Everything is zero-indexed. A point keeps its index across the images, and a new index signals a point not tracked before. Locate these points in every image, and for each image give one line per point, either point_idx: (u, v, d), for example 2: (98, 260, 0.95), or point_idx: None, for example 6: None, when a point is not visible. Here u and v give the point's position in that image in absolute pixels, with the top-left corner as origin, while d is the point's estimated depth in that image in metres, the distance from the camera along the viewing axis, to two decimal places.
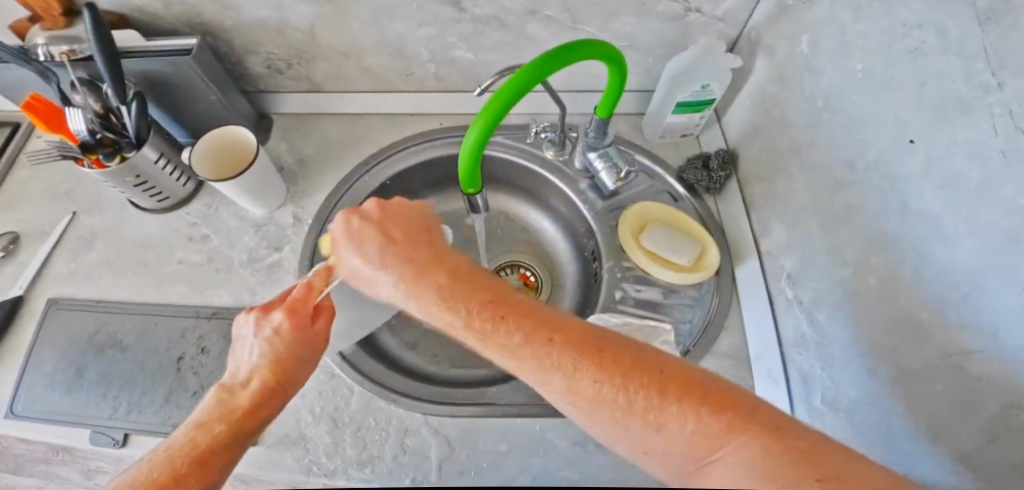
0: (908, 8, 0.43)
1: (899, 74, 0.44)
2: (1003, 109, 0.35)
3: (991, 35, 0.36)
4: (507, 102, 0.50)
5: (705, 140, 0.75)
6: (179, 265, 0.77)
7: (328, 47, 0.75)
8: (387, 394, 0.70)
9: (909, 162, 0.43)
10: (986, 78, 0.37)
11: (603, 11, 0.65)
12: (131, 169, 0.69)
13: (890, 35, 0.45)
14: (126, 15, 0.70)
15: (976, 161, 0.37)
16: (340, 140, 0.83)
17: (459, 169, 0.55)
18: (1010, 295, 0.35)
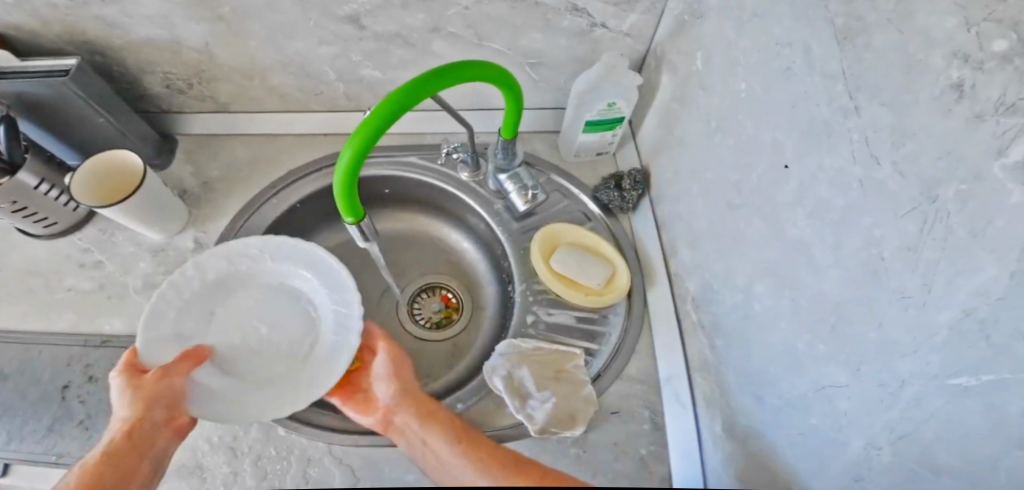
0: (780, 26, 0.42)
1: (776, 94, 0.43)
2: (860, 135, 0.35)
3: (848, 55, 0.35)
4: (382, 124, 0.47)
5: (620, 158, 0.74)
6: (69, 292, 0.72)
7: (228, 65, 0.71)
8: (289, 421, 0.63)
9: (785, 187, 0.42)
10: (846, 101, 0.36)
11: (508, 27, 0.62)
12: (6, 194, 0.64)
13: (767, 54, 0.44)
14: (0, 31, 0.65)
15: (838, 189, 0.37)
16: (247, 162, 0.79)
17: (336, 196, 0.52)
18: (869, 331, 0.34)
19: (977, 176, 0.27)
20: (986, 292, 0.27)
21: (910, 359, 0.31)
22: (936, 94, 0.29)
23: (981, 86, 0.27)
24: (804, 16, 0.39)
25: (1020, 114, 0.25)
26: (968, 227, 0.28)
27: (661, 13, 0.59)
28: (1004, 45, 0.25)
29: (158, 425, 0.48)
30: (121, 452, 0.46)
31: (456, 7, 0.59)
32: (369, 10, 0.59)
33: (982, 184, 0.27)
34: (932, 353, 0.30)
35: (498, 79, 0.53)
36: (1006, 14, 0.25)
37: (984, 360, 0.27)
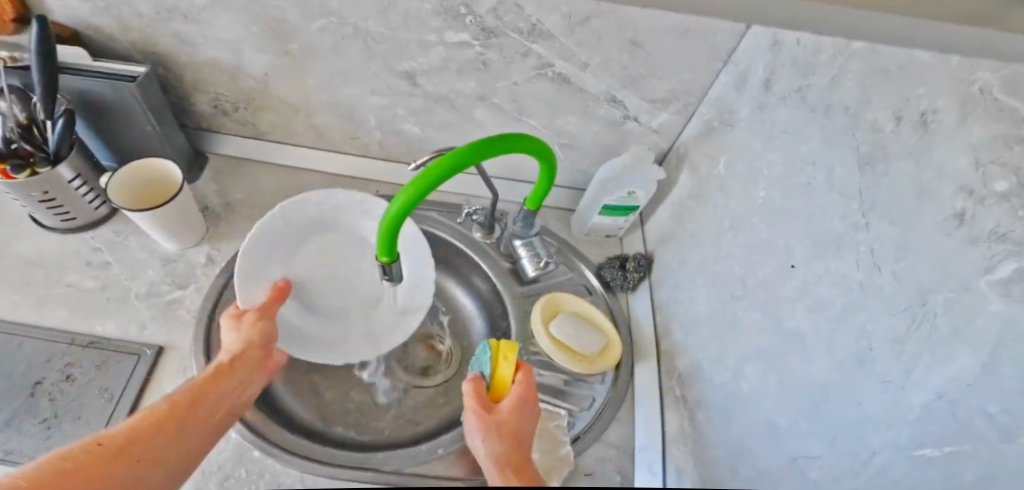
0: (807, 146, 0.47)
1: (795, 205, 0.47)
2: (867, 247, 0.39)
3: (867, 179, 0.40)
4: (435, 182, 0.50)
5: (629, 241, 0.77)
6: (67, 288, 0.71)
7: (279, 97, 0.76)
8: (267, 445, 0.59)
9: (790, 284, 0.46)
10: (858, 218, 0.40)
11: (548, 107, 0.67)
12: (41, 183, 0.67)
13: (791, 167, 0.49)
14: (80, 31, 0.70)
15: (840, 292, 0.41)
16: (272, 190, 0.83)
17: (378, 236, 0.55)
18: (846, 407, 0.38)
19: (966, 287, 0.32)
20: (956, 378, 0.32)
21: (884, 432, 0.35)
22: (940, 218, 0.34)
23: (980, 216, 0.32)
24: (831, 141, 0.44)
25: (1008, 242, 0.31)
26: (950, 325, 0.33)
27: (691, 115, 0.64)
28: (1006, 185, 0.32)
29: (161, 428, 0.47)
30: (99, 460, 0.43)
31: (506, 81, 0.65)
32: (426, 70, 0.66)
33: (968, 292, 0.32)
34: (903, 427, 0.34)
35: (536, 151, 0.57)
36: (1015, 161, 0.31)
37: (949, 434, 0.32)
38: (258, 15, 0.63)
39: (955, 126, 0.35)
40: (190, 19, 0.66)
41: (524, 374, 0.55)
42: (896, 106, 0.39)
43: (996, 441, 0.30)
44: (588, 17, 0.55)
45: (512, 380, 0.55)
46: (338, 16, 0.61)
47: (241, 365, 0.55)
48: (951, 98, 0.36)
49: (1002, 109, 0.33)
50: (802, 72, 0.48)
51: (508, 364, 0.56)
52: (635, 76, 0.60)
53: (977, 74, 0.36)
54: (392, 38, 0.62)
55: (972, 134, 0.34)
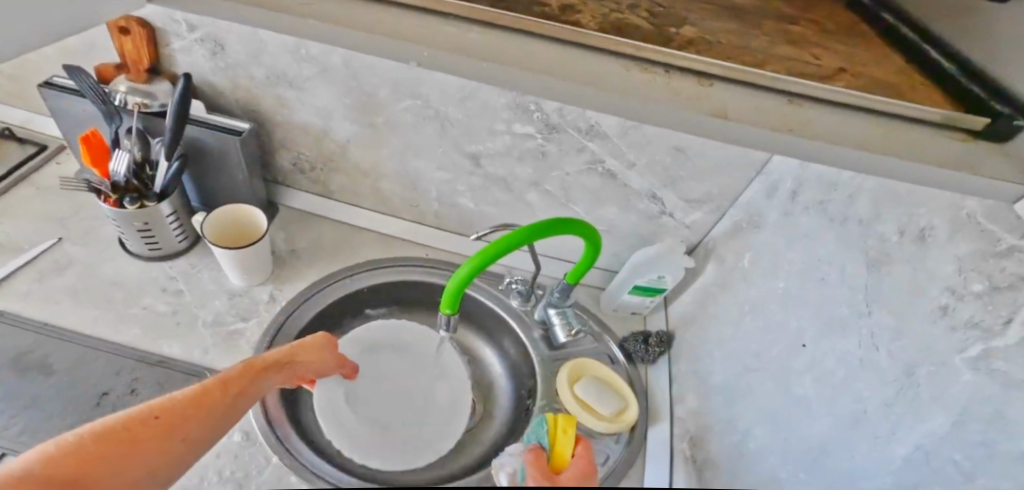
0: (823, 248, 0.54)
1: (809, 295, 0.55)
2: (869, 331, 0.49)
3: (873, 276, 0.49)
4: (500, 252, 0.58)
5: (652, 318, 0.84)
6: (143, 310, 0.79)
7: (355, 162, 0.88)
8: (304, 472, 0.66)
9: (799, 360, 0.54)
10: (862, 307, 0.50)
11: (593, 196, 0.76)
12: (143, 215, 0.78)
13: (808, 266, 0.56)
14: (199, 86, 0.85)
15: (841, 363, 0.51)
16: (333, 244, 0.93)
17: (444, 292, 0.63)
18: (841, 461, 0.49)
19: (943, 363, 0.43)
20: None
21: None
22: (927, 310, 0.45)
23: (960, 309, 0.43)
24: (846, 244, 0.52)
25: (979, 329, 0.41)
26: (931, 393, 0.44)
27: (722, 215, 0.72)
28: (981, 287, 0.42)
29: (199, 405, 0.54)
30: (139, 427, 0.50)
31: (559, 171, 0.75)
32: (490, 154, 0.77)
33: (946, 367, 0.43)
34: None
35: (590, 238, 0.66)
36: (988, 270, 0.41)
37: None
38: (354, 89, 0.77)
39: (945, 241, 0.45)
40: (294, 86, 0.80)
41: (583, 447, 0.63)
42: (901, 222, 0.48)
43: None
44: (641, 124, 0.65)
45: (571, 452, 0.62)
46: (423, 99, 0.74)
47: (260, 368, 0.60)
48: (943, 219, 0.46)
49: (984, 232, 0.43)
50: (826, 187, 0.55)
51: (568, 437, 0.64)
52: (675, 177, 0.69)
53: (967, 202, 0.45)
54: (466, 123, 0.74)
55: (959, 248, 0.44)
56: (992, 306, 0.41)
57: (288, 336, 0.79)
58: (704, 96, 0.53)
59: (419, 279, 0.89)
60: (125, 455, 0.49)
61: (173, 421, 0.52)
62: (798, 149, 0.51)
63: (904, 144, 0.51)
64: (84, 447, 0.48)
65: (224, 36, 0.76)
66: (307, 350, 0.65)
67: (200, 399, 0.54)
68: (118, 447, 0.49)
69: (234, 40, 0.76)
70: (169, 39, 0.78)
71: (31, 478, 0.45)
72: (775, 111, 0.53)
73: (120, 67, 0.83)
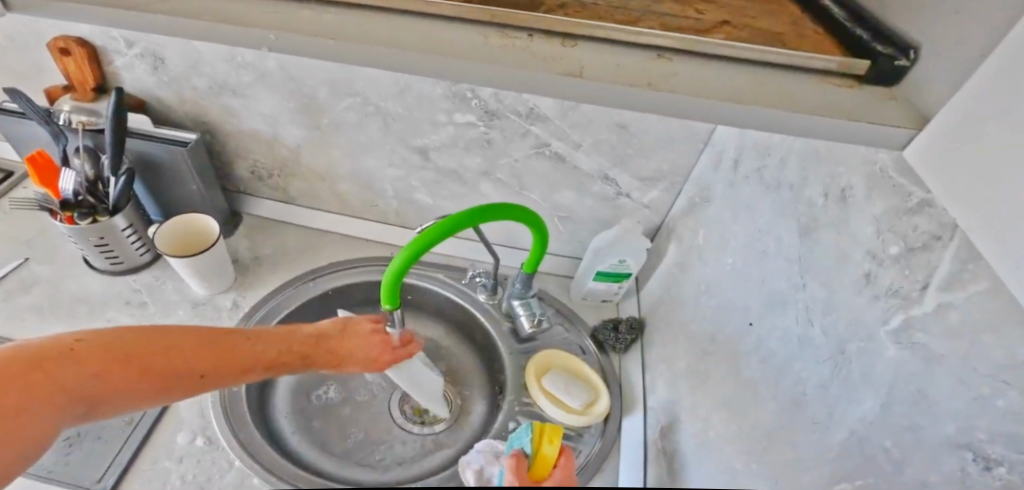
0: (761, 218, 0.51)
1: (754, 271, 0.51)
2: (806, 306, 0.42)
3: (805, 245, 0.43)
4: (432, 240, 0.57)
5: (623, 305, 0.81)
6: (106, 323, 0.76)
7: (308, 166, 0.85)
8: (268, 474, 0.61)
9: (748, 339, 0.50)
10: (799, 280, 0.43)
11: (547, 182, 0.75)
12: (98, 230, 0.75)
13: (753, 239, 0.52)
14: (146, 101, 0.81)
15: (784, 343, 0.44)
16: (296, 248, 0.89)
17: (382, 286, 0.62)
18: None
19: (870, 337, 0.35)
20: (864, 417, 0.35)
21: (810, 471, 0.38)
22: (854, 279, 0.38)
23: (880, 276, 0.35)
24: (781, 211, 0.47)
25: (900, 297, 0.34)
26: (861, 372, 0.36)
27: (678, 194, 0.71)
28: (897, 249, 0.34)
29: (248, 358, 0.55)
30: (207, 358, 0.51)
31: (507, 158, 0.73)
32: (437, 146, 0.75)
33: (872, 342, 0.35)
34: (826, 465, 0.37)
35: (539, 228, 0.65)
36: (901, 230, 0.34)
37: (857, 469, 0.34)
38: (295, 92, 0.74)
39: (863, 200, 0.38)
40: (237, 94, 0.76)
41: (566, 459, 0.57)
42: (825, 184, 0.42)
43: (891, 473, 0.32)
44: (578, 103, 0.64)
45: (554, 463, 0.56)
46: (362, 96, 0.71)
47: (306, 338, 0.60)
48: (859, 177, 0.39)
49: (897, 186, 0.36)
50: (761, 154, 0.53)
51: (554, 446, 0.57)
52: (624, 156, 0.68)
53: (879, 155, 0.38)
54: (408, 117, 0.72)
55: (875, 208, 0.37)
56: (910, 271, 0.33)
57: None
58: (560, 55, 0.47)
59: (376, 278, 0.86)
60: (180, 380, 0.49)
61: (196, 349, 0.51)
62: (666, 107, 0.45)
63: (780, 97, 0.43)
64: (149, 341, 0.49)
65: (162, 49, 0.73)
66: (358, 331, 0.65)
67: (255, 354, 0.55)
68: (179, 360, 0.49)
69: (172, 53, 0.73)
70: (111, 56, 0.76)
71: (92, 354, 0.45)
72: (636, 68, 0.46)
73: (67, 87, 0.80)
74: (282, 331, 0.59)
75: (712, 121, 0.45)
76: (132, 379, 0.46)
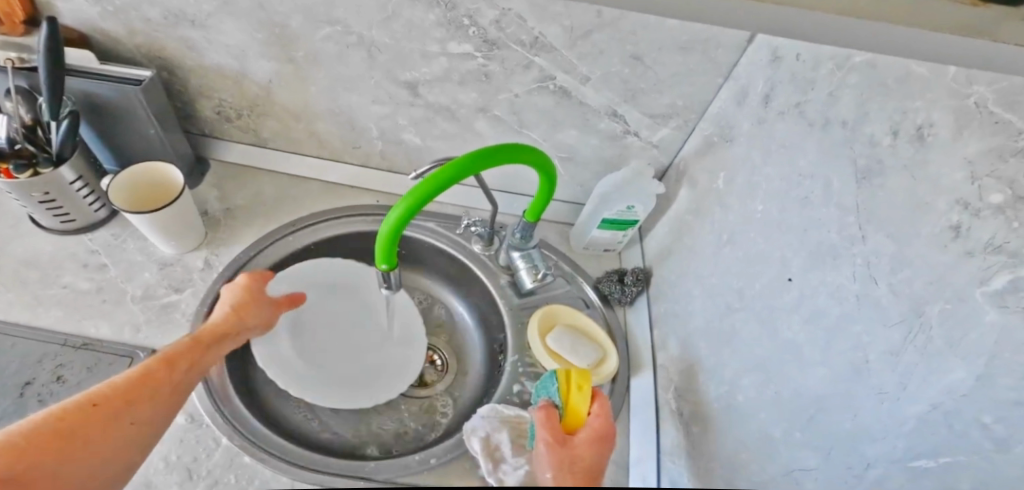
0: (805, 159, 0.45)
1: (791, 218, 0.46)
2: (863, 259, 0.38)
3: (864, 193, 0.39)
4: (433, 191, 0.50)
5: (627, 254, 0.76)
6: (62, 289, 0.69)
7: (280, 106, 0.75)
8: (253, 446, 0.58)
9: (786, 296, 0.46)
10: (855, 230, 0.39)
11: (549, 120, 0.68)
12: (42, 185, 0.65)
13: (789, 182, 0.47)
14: (89, 34, 0.69)
15: (834, 300, 0.40)
16: (271, 197, 0.81)
17: (377, 245, 0.56)
18: None
19: (959, 298, 0.32)
20: (953, 390, 0.32)
21: (878, 444, 0.36)
22: (936, 230, 0.34)
23: (977, 229, 0.31)
24: (831, 153, 0.42)
25: (1003, 254, 0.30)
26: (945, 339, 0.32)
27: (692, 131, 0.65)
28: (1000, 198, 0.31)
29: (144, 378, 0.50)
30: (81, 408, 0.46)
31: (507, 93, 0.66)
32: (428, 81, 0.67)
33: (965, 305, 0.32)
34: (898, 439, 0.35)
35: (546, 175, 0.59)
36: (1010, 175, 0.30)
37: (943, 445, 0.32)
38: (264, 21, 0.64)
39: (949, 140, 0.34)
40: (197, 25, 0.66)
41: (600, 404, 0.52)
42: (893, 119, 0.38)
43: (993, 451, 0.30)
44: (591, 31, 0.56)
45: (587, 411, 0.51)
46: (343, 24, 0.62)
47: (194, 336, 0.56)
48: (946, 111, 0.34)
49: (1001, 123, 0.31)
50: (802, 86, 0.47)
51: (584, 393, 0.52)
52: (636, 91, 0.61)
53: (973, 88, 0.34)
54: (395, 48, 0.63)
55: (968, 148, 0.33)
56: (1018, 221, 0.30)
57: None
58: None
59: (349, 231, 0.80)
60: (90, 428, 0.45)
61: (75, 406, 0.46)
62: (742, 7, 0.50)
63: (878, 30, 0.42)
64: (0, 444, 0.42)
65: None
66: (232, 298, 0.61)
67: (144, 372, 0.50)
68: (51, 429, 0.44)
69: None
70: None
71: None
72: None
73: None
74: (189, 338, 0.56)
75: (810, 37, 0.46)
76: (44, 457, 0.43)
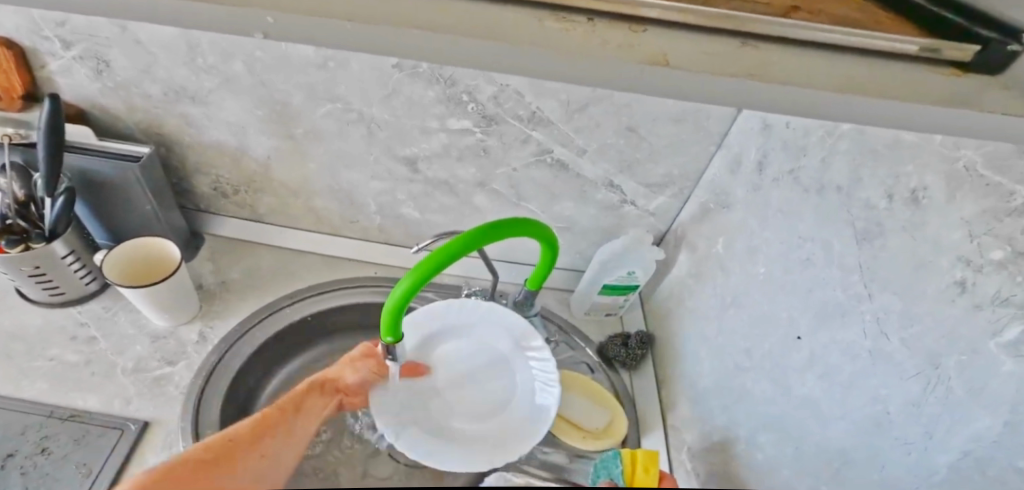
0: (802, 223, 0.48)
1: (794, 279, 0.48)
2: (871, 315, 0.39)
3: (864, 253, 0.41)
4: (438, 264, 0.51)
5: (629, 319, 0.77)
6: (49, 362, 0.65)
7: (279, 182, 0.77)
8: None
9: (796, 355, 0.46)
10: (861, 288, 0.41)
11: (548, 193, 0.71)
12: (32, 258, 0.63)
13: (789, 245, 0.49)
14: (85, 109, 0.71)
15: (847, 356, 0.41)
16: (269, 270, 0.80)
17: (381, 318, 0.55)
18: None
19: (974, 350, 0.32)
20: (982, 438, 0.31)
21: None
22: (943, 286, 0.34)
23: (982, 283, 0.32)
24: (827, 217, 0.45)
25: (1011, 306, 0.30)
26: (966, 388, 0.32)
27: (686, 199, 0.68)
28: (1001, 254, 0.31)
29: (244, 435, 0.48)
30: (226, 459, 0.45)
31: (505, 167, 0.68)
32: (427, 157, 0.69)
33: (978, 356, 0.32)
34: None
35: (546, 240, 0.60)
36: (1008, 232, 0.30)
37: None
38: (265, 98, 0.66)
39: (944, 202, 0.35)
40: (197, 101, 0.68)
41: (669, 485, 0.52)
42: (886, 184, 0.39)
43: None
44: (584, 105, 0.60)
45: None
46: (343, 101, 0.65)
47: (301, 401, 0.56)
48: (938, 174, 0.35)
49: (993, 184, 0.32)
50: (793, 155, 0.50)
51: (651, 474, 0.52)
52: (631, 162, 0.65)
53: (961, 151, 0.34)
54: (395, 125, 0.66)
55: (964, 209, 0.33)
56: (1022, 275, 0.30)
57: (223, 378, 0.67)
58: (632, 41, 0.32)
59: (348, 301, 0.78)
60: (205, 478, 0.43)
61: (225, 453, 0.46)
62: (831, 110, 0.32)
63: (881, 74, 0.33)
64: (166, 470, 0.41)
65: (106, 50, 0.63)
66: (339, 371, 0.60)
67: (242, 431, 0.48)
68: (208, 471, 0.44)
69: (118, 55, 0.63)
70: (43, 58, 0.65)
71: None
72: (725, 52, 0.33)
73: None
74: (306, 385, 0.58)
75: (811, 117, 0.32)
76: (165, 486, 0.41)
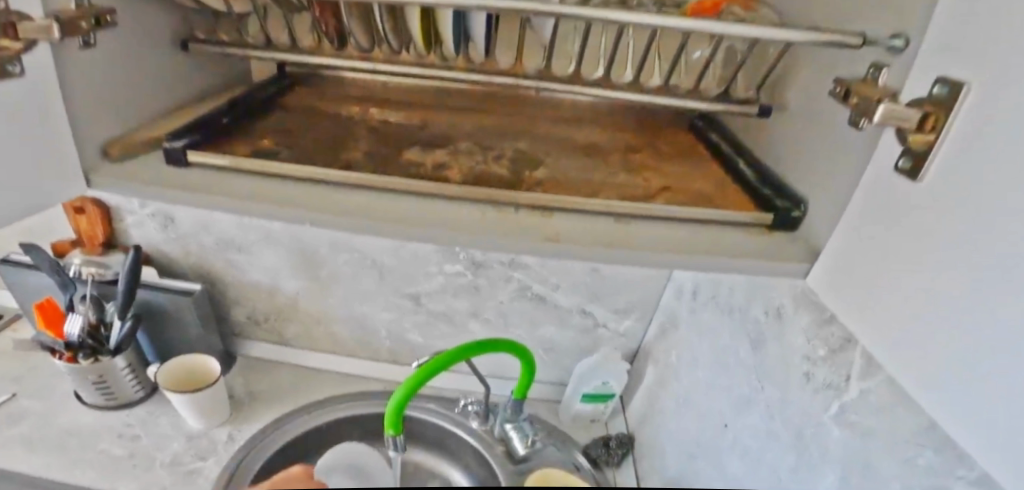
0: (721, 337, 0.61)
1: (721, 382, 0.60)
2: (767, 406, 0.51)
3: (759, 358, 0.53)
4: (435, 368, 0.63)
5: (613, 423, 0.86)
6: (98, 454, 0.74)
7: (303, 315, 0.91)
8: None
9: (727, 443, 0.56)
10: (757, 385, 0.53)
11: (530, 321, 0.84)
12: (97, 369, 0.76)
13: (716, 356, 0.61)
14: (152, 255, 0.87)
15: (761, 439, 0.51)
16: (291, 385, 0.91)
17: (386, 412, 0.65)
18: None
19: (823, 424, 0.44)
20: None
21: None
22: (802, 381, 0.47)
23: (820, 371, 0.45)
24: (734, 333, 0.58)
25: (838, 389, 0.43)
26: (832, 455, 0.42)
27: (649, 322, 0.81)
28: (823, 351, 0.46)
29: None
30: None
31: (494, 301, 0.83)
32: (429, 294, 0.84)
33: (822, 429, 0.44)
34: None
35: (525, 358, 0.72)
36: (823, 336, 0.46)
37: None
38: (295, 251, 0.82)
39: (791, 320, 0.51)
40: (242, 251, 0.84)
41: None
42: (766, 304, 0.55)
43: None
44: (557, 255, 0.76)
45: None
46: (360, 252, 0.81)
47: None
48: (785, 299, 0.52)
49: (816, 303, 0.49)
50: None
51: None
52: (597, 294, 0.79)
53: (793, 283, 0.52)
54: (401, 271, 0.82)
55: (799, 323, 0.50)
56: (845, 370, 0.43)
57: (254, 461, 0.76)
58: (544, 226, 0.59)
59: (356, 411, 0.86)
60: None
61: None
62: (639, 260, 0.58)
63: (696, 239, 0.59)
64: None
65: (174, 211, 0.81)
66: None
67: None
68: None
69: (184, 215, 0.81)
70: (123, 215, 0.82)
71: None
72: (600, 229, 0.59)
73: (76, 242, 0.85)
74: None
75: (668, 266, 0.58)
76: None
